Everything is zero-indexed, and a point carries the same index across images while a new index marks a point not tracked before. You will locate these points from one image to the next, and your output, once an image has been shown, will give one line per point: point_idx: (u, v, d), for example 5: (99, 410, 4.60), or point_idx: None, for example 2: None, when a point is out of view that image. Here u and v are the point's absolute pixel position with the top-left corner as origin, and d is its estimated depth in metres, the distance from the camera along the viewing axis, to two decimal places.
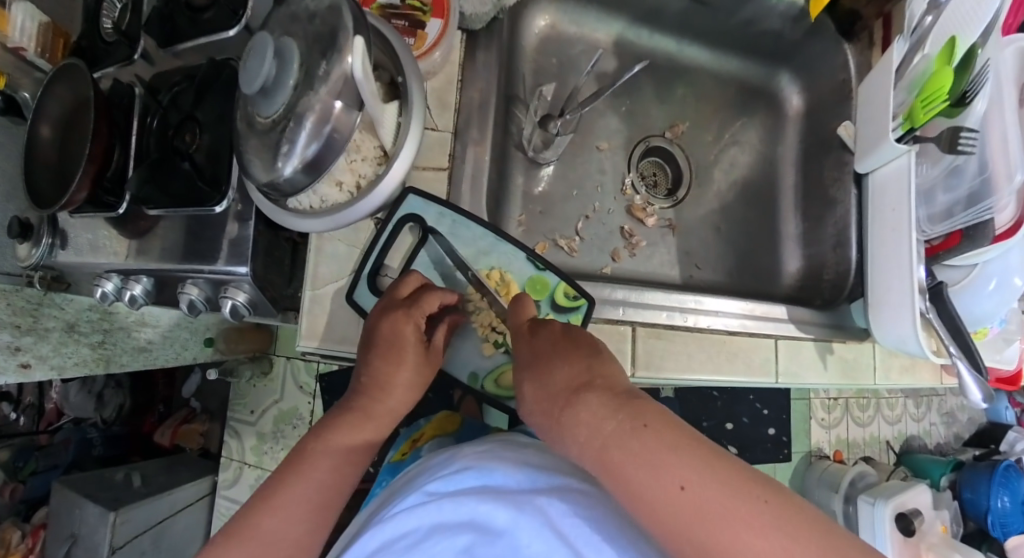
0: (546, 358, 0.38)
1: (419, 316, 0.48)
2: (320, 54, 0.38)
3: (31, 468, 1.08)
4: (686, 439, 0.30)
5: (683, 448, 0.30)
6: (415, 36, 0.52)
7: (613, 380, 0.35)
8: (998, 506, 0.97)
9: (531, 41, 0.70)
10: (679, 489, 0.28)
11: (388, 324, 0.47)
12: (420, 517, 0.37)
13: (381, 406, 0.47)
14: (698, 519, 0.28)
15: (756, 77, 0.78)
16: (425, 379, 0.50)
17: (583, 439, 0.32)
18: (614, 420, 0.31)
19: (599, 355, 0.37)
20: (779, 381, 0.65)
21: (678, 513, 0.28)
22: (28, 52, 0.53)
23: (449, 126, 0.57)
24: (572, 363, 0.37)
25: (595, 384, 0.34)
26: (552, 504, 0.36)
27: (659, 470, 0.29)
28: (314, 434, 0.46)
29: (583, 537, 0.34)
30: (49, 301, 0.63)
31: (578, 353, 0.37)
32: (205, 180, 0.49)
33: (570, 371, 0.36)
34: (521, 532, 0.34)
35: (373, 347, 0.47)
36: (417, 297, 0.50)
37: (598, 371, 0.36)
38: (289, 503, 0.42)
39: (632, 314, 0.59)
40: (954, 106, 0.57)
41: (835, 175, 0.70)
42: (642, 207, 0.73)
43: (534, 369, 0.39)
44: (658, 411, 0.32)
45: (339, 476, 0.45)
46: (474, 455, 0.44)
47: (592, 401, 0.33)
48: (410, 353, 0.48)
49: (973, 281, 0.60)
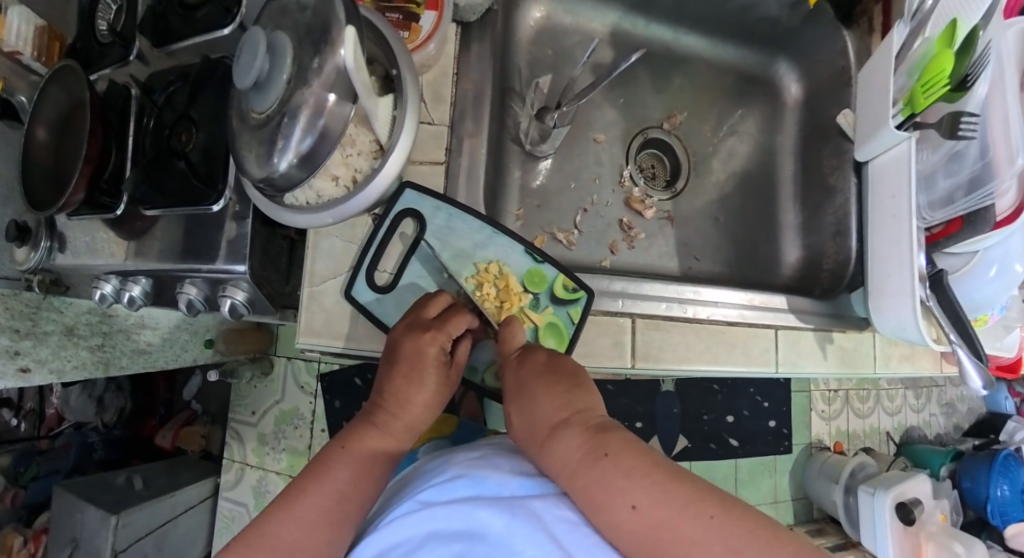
0: (527, 388, 0.42)
1: (444, 337, 0.48)
2: (312, 49, 0.38)
3: (32, 474, 1.05)
4: (641, 463, 0.35)
5: (642, 471, 0.35)
6: (407, 29, 0.52)
7: (588, 413, 0.39)
8: (998, 495, 0.98)
9: (525, 33, 0.70)
10: (631, 508, 0.33)
11: (412, 344, 0.47)
12: (412, 525, 0.37)
13: (397, 422, 0.47)
14: (653, 532, 0.33)
15: (752, 66, 0.78)
16: (445, 397, 0.50)
17: (560, 465, 0.37)
18: (583, 450, 0.36)
19: (579, 388, 0.41)
20: (779, 370, 0.65)
21: (636, 529, 0.33)
22: (23, 56, 0.52)
23: (444, 119, 0.58)
24: (552, 395, 0.40)
25: (572, 418, 0.39)
26: (547, 509, 0.36)
27: (614, 493, 0.34)
28: (337, 444, 0.46)
29: (576, 542, 0.35)
30: (49, 304, 0.62)
31: (557, 385, 0.41)
32: (200, 178, 0.49)
33: (550, 403, 0.40)
34: (516, 538, 0.34)
35: (396, 364, 0.47)
36: (444, 318, 0.49)
37: (576, 406, 0.40)
38: (307, 510, 0.41)
39: (631, 305, 0.59)
40: (955, 91, 0.56)
41: (835, 164, 0.70)
42: (639, 199, 0.73)
43: (515, 399, 0.43)
44: (625, 439, 0.37)
45: (359, 484, 0.44)
46: (467, 460, 0.44)
47: (567, 436, 0.38)
48: (430, 374, 0.48)
49: (973, 269, 0.61)
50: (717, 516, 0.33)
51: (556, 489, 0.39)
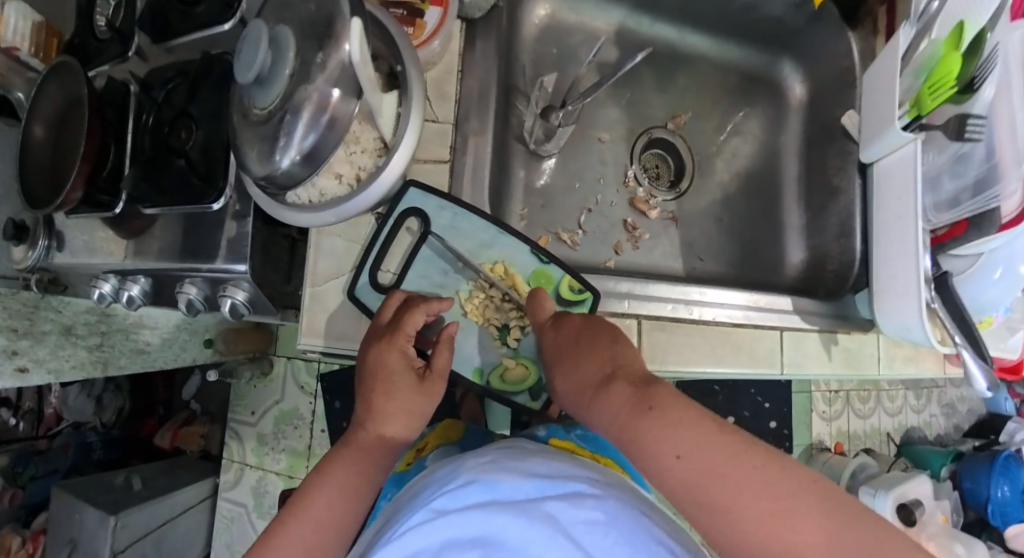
0: (570, 351, 0.41)
1: (404, 339, 0.47)
2: (316, 45, 0.37)
3: (30, 473, 1.04)
4: (687, 413, 0.32)
5: (688, 420, 0.31)
6: (413, 25, 0.51)
7: (633, 367, 0.37)
8: (998, 495, 0.98)
9: (530, 31, 0.70)
10: (676, 459, 0.30)
11: (372, 354, 0.47)
12: (428, 535, 0.34)
13: (373, 437, 0.46)
14: (699, 481, 0.29)
15: (757, 66, 0.78)
16: (427, 406, 0.48)
17: (605, 423, 0.35)
18: (628, 405, 0.33)
19: (619, 344, 0.39)
20: (784, 372, 0.64)
21: (678, 478, 0.30)
22: (20, 52, 0.51)
23: (449, 118, 0.57)
24: (597, 355, 0.39)
25: (618, 372, 0.36)
26: (562, 510, 0.34)
27: (658, 443, 0.31)
28: (315, 472, 0.46)
29: (594, 544, 0.32)
30: (46, 303, 0.61)
31: (600, 344, 0.39)
32: (200, 176, 0.48)
33: (595, 364, 0.38)
34: (531, 543, 0.32)
35: (363, 380, 0.47)
36: (399, 318, 0.48)
37: (620, 362, 0.38)
38: (286, 544, 0.41)
39: (637, 307, 0.59)
40: (961, 93, 0.56)
41: (839, 164, 0.69)
42: (643, 199, 0.73)
43: (560, 363, 0.42)
44: (673, 393, 0.33)
45: (337, 510, 0.44)
46: (478, 467, 0.41)
47: (614, 390, 0.35)
48: (399, 381, 0.46)
49: (979, 269, 0.60)
50: (762, 465, 0.29)
51: (569, 492, 0.36)
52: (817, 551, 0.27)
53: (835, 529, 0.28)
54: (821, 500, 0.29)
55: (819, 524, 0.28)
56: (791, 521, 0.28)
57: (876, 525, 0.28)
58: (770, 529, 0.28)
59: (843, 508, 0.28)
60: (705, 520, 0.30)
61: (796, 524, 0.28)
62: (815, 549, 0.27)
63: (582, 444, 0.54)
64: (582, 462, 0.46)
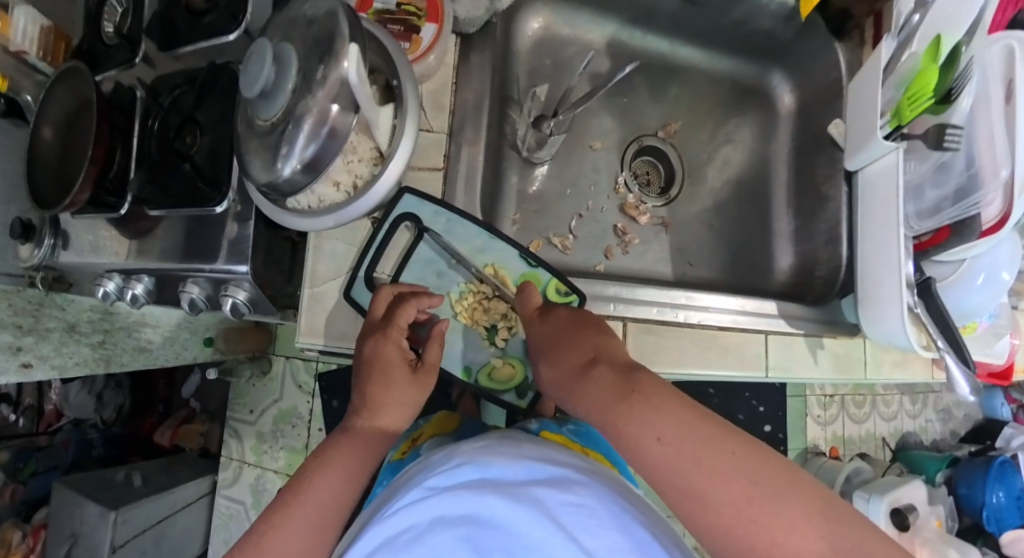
0: (556, 341, 0.44)
1: (399, 333, 0.49)
2: (317, 59, 0.39)
3: (31, 469, 1.06)
4: (670, 401, 0.33)
5: (670, 407, 0.33)
6: (410, 40, 0.53)
7: (614, 355, 0.40)
8: (993, 502, 0.99)
9: (525, 42, 0.72)
10: (658, 441, 0.32)
11: (368, 347, 0.49)
12: (419, 513, 0.35)
13: (369, 424, 0.48)
14: (679, 464, 0.31)
15: (747, 76, 0.79)
16: (421, 397, 0.50)
17: (590, 405, 0.37)
18: (613, 388, 0.36)
19: (602, 334, 0.42)
20: (771, 376, 0.66)
21: (659, 459, 0.32)
22: (29, 55, 0.53)
23: (444, 127, 0.59)
24: (581, 345, 0.42)
25: (601, 360, 0.39)
26: (550, 495, 0.35)
27: (641, 425, 0.33)
28: (316, 456, 0.47)
29: (581, 524, 0.34)
30: (51, 300, 0.63)
31: (584, 334, 0.43)
32: (205, 180, 0.50)
33: (578, 353, 0.41)
34: (521, 522, 0.33)
35: (360, 371, 0.49)
36: (392, 313, 0.50)
37: (603, 349, 0.41)
38: (288, 525, 0.42)
39: (625, 310, 0.61)
40: (940, 104, 0.58)
41: (826, 173, 0.71)
42: (634, 206, 0.74)
43: (546, 352, 0.45)
44: (654, 380, 0.35)
45: (337, 496, 0.45)
46: (472, 450, 0.43)
47: (597, 375, 0.37)
48: (393, 373, 0.48)
49: (962, 276, 0.61)
50: (740, 452, 0.31)
51: (557, 476, 0.38)
52: (788, 537, 0.28)
53: (807, 516, 0.29)
54: (798, 491, 0.29)
55: (796, 512, 0.29)
56: (769, 509, 0.29)
57: (851, 520, 0.29)
58: (746, 514, 0.29)
59: (821, 502, 0.29)
60: (680, 502, 0.31)
61: (770, 508, 0.29)
62: (785, 535, 0.28)
63: (573, 438, 0.55)
64: (573, 452, 0.48)
